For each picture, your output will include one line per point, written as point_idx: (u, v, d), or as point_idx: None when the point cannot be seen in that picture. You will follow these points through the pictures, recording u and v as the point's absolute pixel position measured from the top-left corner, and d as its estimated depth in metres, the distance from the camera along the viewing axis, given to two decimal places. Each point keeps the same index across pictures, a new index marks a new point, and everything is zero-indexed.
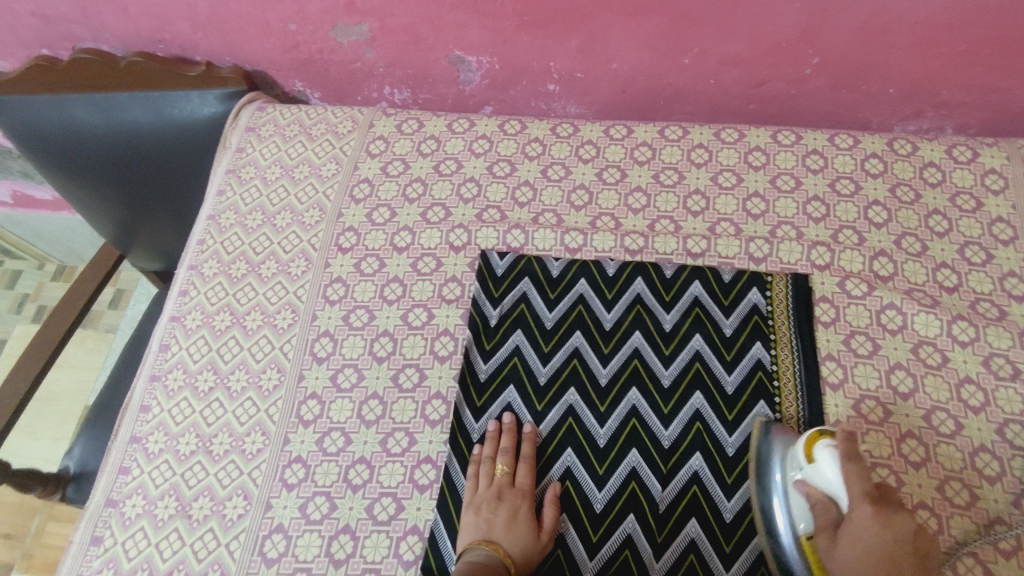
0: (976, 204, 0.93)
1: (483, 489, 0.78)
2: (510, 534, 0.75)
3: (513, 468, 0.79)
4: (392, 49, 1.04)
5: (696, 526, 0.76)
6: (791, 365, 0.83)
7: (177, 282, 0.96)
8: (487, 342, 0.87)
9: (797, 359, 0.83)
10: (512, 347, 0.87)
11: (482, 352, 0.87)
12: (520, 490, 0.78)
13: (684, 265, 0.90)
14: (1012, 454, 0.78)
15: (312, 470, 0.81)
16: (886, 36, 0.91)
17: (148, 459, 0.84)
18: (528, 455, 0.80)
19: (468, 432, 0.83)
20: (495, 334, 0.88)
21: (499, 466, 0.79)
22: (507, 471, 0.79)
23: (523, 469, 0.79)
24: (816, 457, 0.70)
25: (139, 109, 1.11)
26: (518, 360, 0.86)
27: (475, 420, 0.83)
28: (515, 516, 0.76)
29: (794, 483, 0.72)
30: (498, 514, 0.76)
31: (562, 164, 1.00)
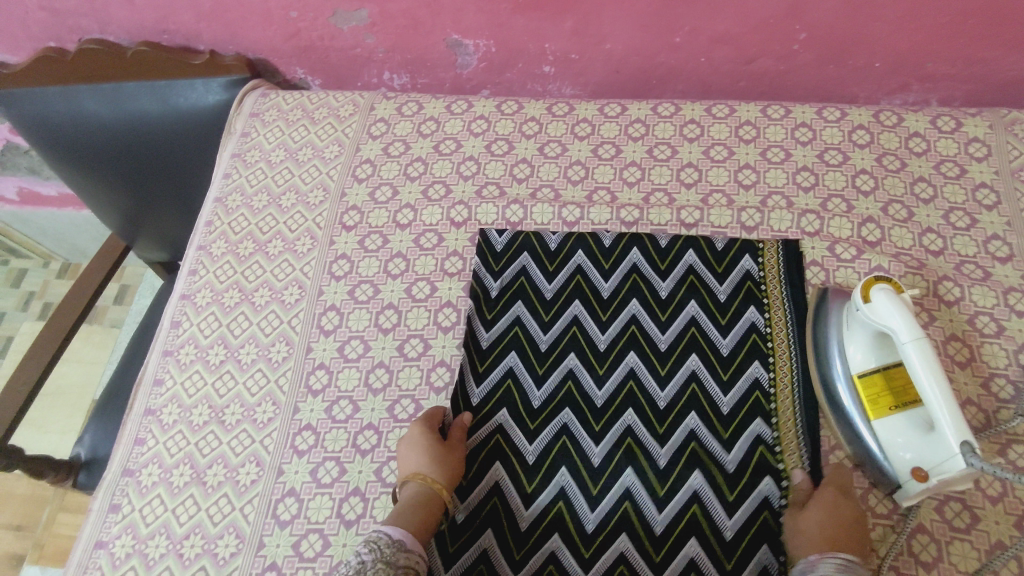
0: (959, 172, 0.96)
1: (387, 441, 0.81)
2: (413, 451, 0.78)
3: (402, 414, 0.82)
4: (391, 35, 1.07)
5: (698, 478, 0.79)
6: (783, 324, 0.87)
7: (186, 262, 0.99)
8: (488, 311, 0.90)
9: (790, 326, 0.86)
10: (513, 317, 0.90)
11: (484, 321, 0.90)
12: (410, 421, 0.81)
13: (678, 235, 0.93)
14: (997, 407, 0.81)
15: (321, 437, 0.84)
16: (869, 11, 0.94)
17: (163, 429, 0.87)
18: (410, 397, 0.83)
19: (468, 398, 0.85)
20: (495, 305, 0.91)
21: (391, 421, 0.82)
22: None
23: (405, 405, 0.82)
24: (873, 298, 0.75)
25: (146, 98, 1.15)
26: (519, 329, 0.89)
27: (477, 385, 0.86)
28: (412, 439, 0.79)
29: (856, 327, 0.79)
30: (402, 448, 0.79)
31: (559, 141, 1.03)
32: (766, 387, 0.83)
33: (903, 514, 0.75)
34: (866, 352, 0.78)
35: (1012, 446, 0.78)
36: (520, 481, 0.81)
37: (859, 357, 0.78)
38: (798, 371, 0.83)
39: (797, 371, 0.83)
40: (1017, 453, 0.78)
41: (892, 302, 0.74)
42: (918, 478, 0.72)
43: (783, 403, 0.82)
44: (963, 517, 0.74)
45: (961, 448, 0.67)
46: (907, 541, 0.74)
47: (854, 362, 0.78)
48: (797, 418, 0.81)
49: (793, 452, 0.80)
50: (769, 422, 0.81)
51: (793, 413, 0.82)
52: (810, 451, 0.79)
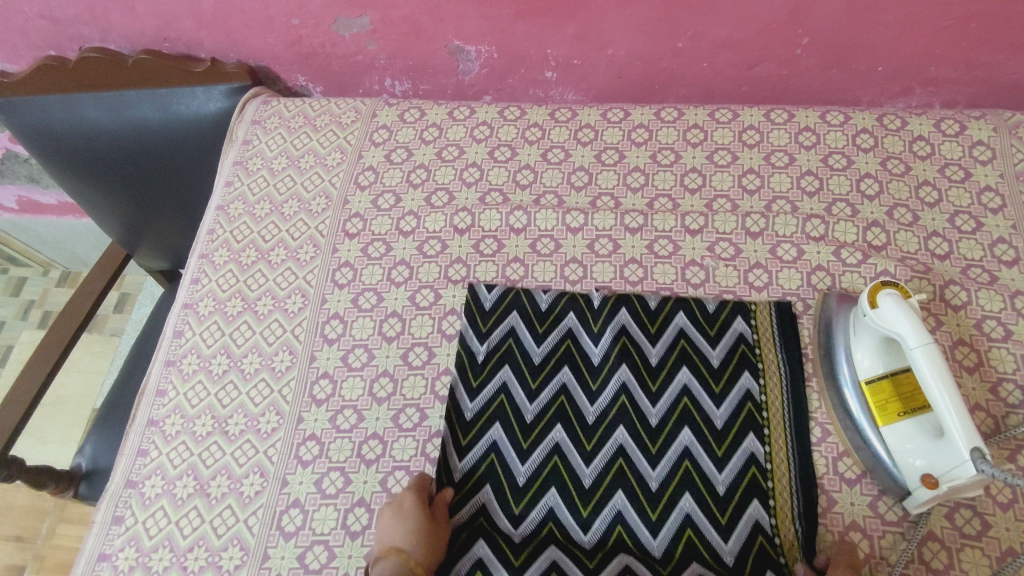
0: (964, 175, 0.96)
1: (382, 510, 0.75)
2: (399, 526, 0.72)
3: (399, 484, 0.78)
4: (392, 41, 1.07)
5: (690, 501, 0.77)
6: (771, 344, 0.85)
7: (189, 271, 0.99)
8: (473, 378, 0.85)
9: (779, 353, 0.85)
10: (498, 384, 0.85)
11: (468, 390, 0.85)
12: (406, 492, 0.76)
13: (668, 297, 0.89)
14: (1006, 412, 0.80)
15: (326, 447, 0.83)
16: (872, 15, 0.94)
17: (166, 441, 0.86)
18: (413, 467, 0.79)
19: (451, 472, 0.80)
20: (481, 370, 0.86)
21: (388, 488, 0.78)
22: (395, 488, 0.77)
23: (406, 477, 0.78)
24: (882, 304, 0.74)
25: (146, 107, 1.15)
26: (505, 398, 0.84)
27: (459, 459, 0.81)
28: (404, 513, 0.73)
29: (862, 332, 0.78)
30: (388, 519, 0.73)
31: (562, 147, 1.02)
32: (757, 398, 0.82)
33: (914, 521, 0.74)
34: (874, 358, 0.77)
35: (1021, 452, 0.78)
36: (507, 555, 0.75)
37: (866, 363, 0.78)
38: (788, 381, 0.83)
39: (787, 382, 0.83)
40: None
41: (899, 307, 0.73)
42: (928, 485, 0.71)
43: (775, 416, 0.81)
44: (974, 524, 0.74)
45: (971, 455, 0.67)
46: (918, 548, 0.73)
47: (863, 369, 0.78)
48: (786, 423, 0.81)
49: (782, 463, 0.79)
50: (760, 437, 0.80)
51: (782, 420, 0.81)
52: (799, 456, 0.79)
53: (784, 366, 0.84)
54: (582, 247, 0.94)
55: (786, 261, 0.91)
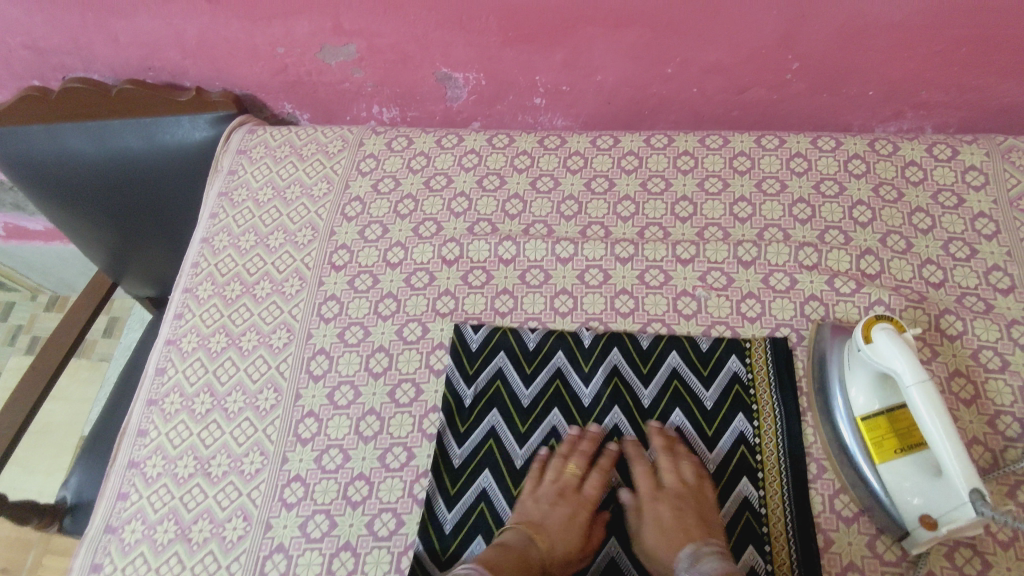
0: (958, 201, 0.94)
1: (548, 482, 0.79)
2: (563, 531, 0.76)
3: (585, 474, 0.80)
4: (379, 69, 1.06)
5: None
6: (766, 383, 0.84)
7: (173, 306, 0.97)
8: (461, 424, 0.83)
9: (774, 394, 0.83)
10: (487, 428, 0.83)
11: (456, 435, 0.83)
12: (583, 500, 0.79)
13: (659, 335, 0.88)
14: (1005, 446, 0.79)
15: (310, 489, 0.81)
16: (863, 40, 0.93)
17: (147, 483, 0.84)
18: (603, 468, 0.81)
19: (440, 523, 0.78)
20: (469, 415, 0.84)
21: (572, 467, 0.80)
22: (579, 475, 0.80)
23: (593, 479, 0.80)
24: (877, 340, 0.73)
25: (130, 136, 1.13)
26: (495, 443, 0.83)
27: (448, 510, 0.79)
28: (570, 521, 0.77)
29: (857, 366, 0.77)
30: (556, 508, 0.77)
31: (551, 176, 1.01)
32: (751, 440, 0.81)
33: (912, 562, 0.73)
34: (868, 395, 0.76)
35: (1021, 488, 0.76)
36: None
37: (861, 400, 0.76)
38: (781, 416, 0.82)
39: (781, 420, 0.82)
40: None
41: (895, 343, 0.71)
42: (926, 526, 0.70)
43: (770, 457, 0.80)
44: (974, 564, 0.72)
45: (971, 497, 0.65)
46: None
47: (859, 405, 0.76)
48: (779, 457, 0.80)
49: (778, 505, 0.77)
50: (754, 480, 0.79)
51: (776, 457, 0.80)
52: (794, 494, 0.78)
53: (777, 399, 0.83)
54: (572, 277, 0.93)
55: (778, 291, 0.89)
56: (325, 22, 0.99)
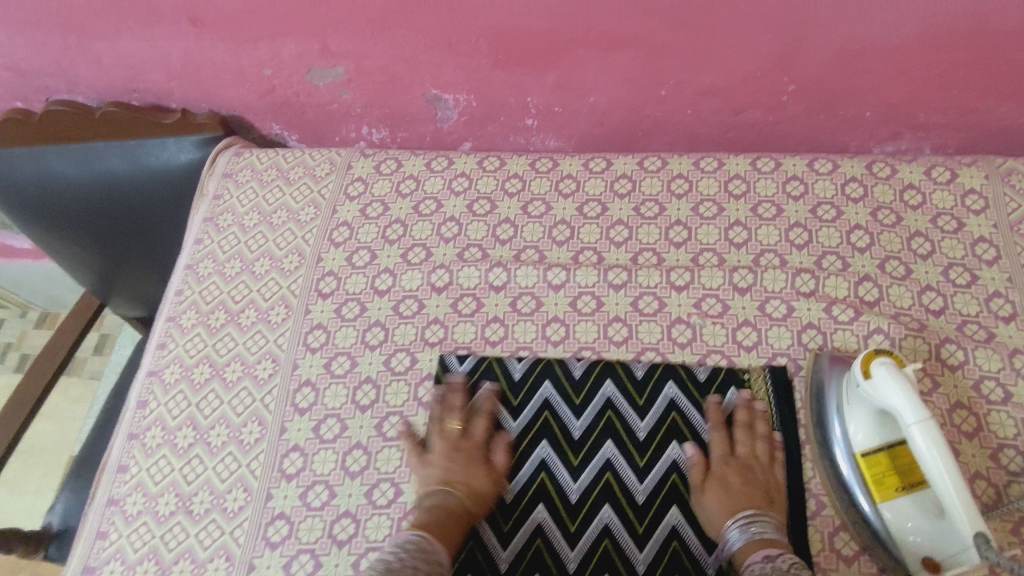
0: (957, 225, 0.93)
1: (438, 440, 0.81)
2: (473, 475, 0.78)
3: (467, 424, 0.83)
4: (368, 90, 1.04)
5: None
6: (767, 416, 0.83)
7: (156, 335, 0.95)
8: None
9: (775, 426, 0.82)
10: None
11: None
12: (475, 444, 0.82)
13: (655, 364, 0.86)
14: (1008, 481, 0.77)
15: (295, 527, 0.79)
16: (860, 62, 0.91)
17: (127, 522, 0.82)
18: (484, 414, 0.84)
19: None
20: None
21: (449, 424, 0.83)
22: (460, 427, 0.83)
23: (476, 425, 0.83)
24: (878, 376, 0.71)
25: (114, 158, 1.10)
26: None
27: None
28: (474, 463, 0.80)
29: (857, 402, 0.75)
30: (455, 459, 0.80)
31: (542, 200, 0.99)
32: None
33: None
34: (868, 432, 0.73)
35: None
36: None
37: (861, 437, 0.74)
38: (779, 449, 0.81)
39: (779, 453, 0.80)
40: None
41: (897, 380, 0.69)
42: (930, 569, 0.68)
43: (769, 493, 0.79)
44: None
45: (976, 542, 0.63)
46: None
47: (858, 442, 0.74)
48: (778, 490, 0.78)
49: None
50: None
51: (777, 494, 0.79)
52: (795, 532, 0.76)
53: (778, 430, 0.82)
54: (564, 305, 0.90)
55: (775, 318, 0.87)
56: (312, 44, 0.97)
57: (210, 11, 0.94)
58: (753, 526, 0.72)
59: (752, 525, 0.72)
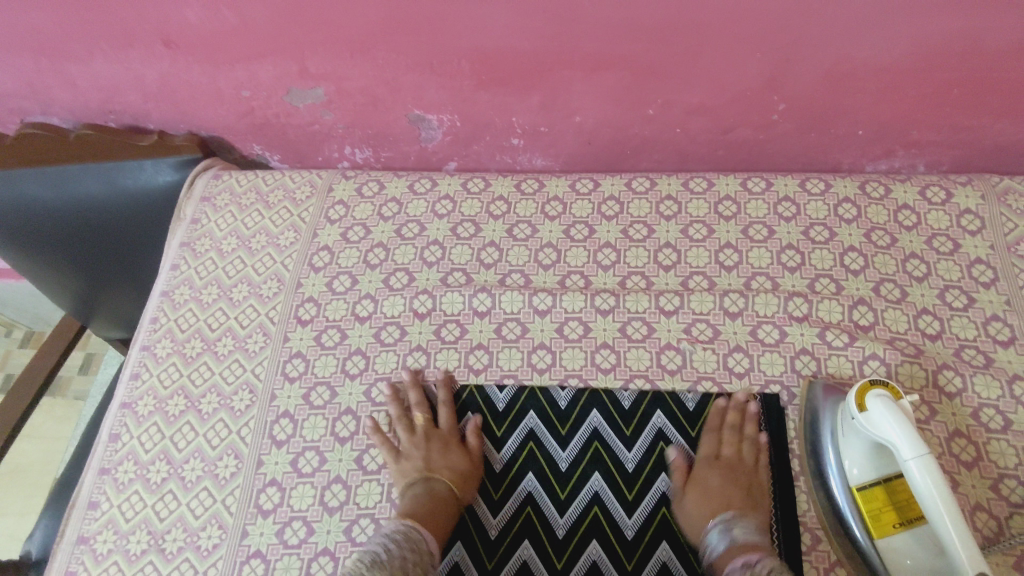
0: (953, 247, 0.90)
1: (421, 431, 0.83)
2: (447, 460, 0.80)
3: (432, 414, 0.84)
4: (350, 112, 1.01)
5: None
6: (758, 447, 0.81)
7: (129, 365, 0.92)
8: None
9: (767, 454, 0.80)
10: None
11: None
12: (445, 431, 0.83)
13: (643, 392, 0.84)
14: (1009, 513, 0.74)
15: (271, 566, 0.76)
16: (850, 82, 0.90)
17: (96, 562, 0.78)
18: (448, 406, 0.85)
19: None
20: None
21: (416, 416, 0.84)
22: (427, 418, 0.84)
23: (442, 413, 0.85)
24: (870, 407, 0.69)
25: (92, 182, 1.06)
26: (468, 511, 0.80)
27: None
28: (445, 450, 0.82)
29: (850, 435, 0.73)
30: (437, 448, 0.81)
31: (528, 222, 0.97)
32: None
33: None
34: (863, 466, 0.71)
35: None
36: None
37: (855, 471, 0.72)
38: (773, 481, 0.78)
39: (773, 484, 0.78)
40: None
41: (891, 411, 0.67)
42: None
43: None
44: None
45: None
46: None
47: (853, 476, 0.72)
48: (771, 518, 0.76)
49: None
50: None
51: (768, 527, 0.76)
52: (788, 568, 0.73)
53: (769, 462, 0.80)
54: (550, 331, 0.88)
55: (767, 344, 0.85)
56: (290, 65, 0.95)
57: (185, 33, 0.92)
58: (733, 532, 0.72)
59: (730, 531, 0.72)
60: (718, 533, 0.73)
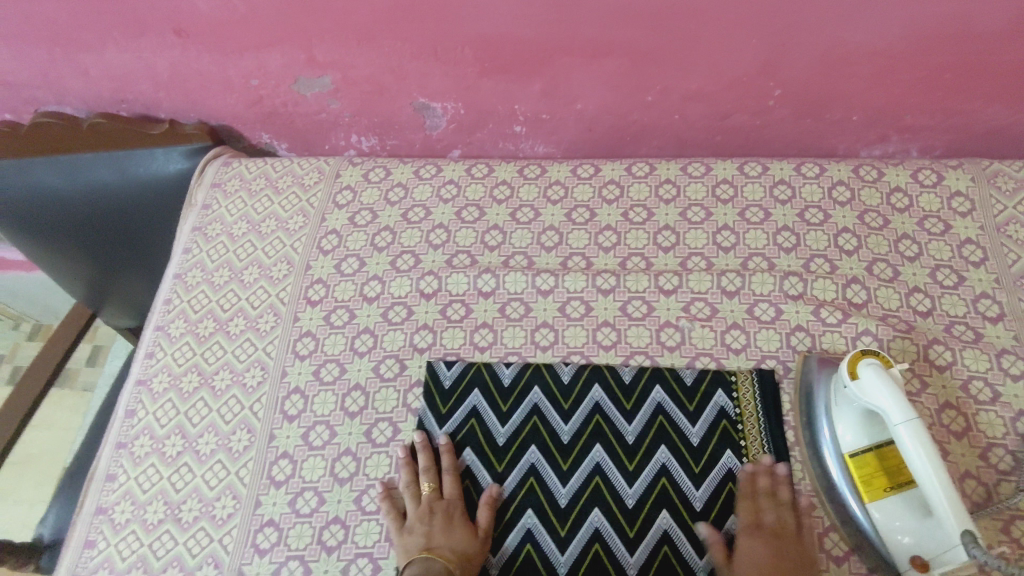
0: (944, 228, 0.93)
1: (410, 509, 0.78)
2: (449, 538, 0.75)
3: (437, 483, 0.80)
4: (356, 100, 1.04)
5: None
6: (755, 419, 0.82)
7: (144, 344, 0.94)
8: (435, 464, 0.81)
9: (763, 426, 0.81)
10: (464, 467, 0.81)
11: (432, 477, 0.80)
12: (451, 501, 0.79)
13: (643, 367, 0.86)
14: (998, 480, 0.77)
15: (284, 534, 0.79)
16: (843, 67, 0.92)
17: (115, 531, 0.81)
18: (450, 469, 0.81)
19: None
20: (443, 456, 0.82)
21: (423, 485, 0.79)
22: (434, 486, 0.79)
23: (448, 481, 0.80)
24: (862, 374, 0.71)
25: (104, 170, 1.09)
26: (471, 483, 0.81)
27: None
28: (450, 524, 0.77)
29: (843, 402, 0.76)
30: (430, 524, 0.76)
31: (531, 206, 0.99)
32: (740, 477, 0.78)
33: None
34: (856, 433, 0.74)
35: (1015, 524, 0.74)
36: None
37: (849, 438, 0.74)
38: (769, 453, 0.80)
39: (770, 457, 0.79)
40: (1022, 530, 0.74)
41: (882, 377, 0.70)
42: (918, 568, 0.68)
43: None
44: None
45: (964, 539, 0.63)
46: None
47: (846, 443, 0.75)
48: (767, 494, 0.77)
49: None
50: None
51: None
52: None
53: (766, 434, 0.81)
54: (553, 310, 0.90)
55: (763, 321, 0.88)
56: (298, 54, 0.97)
57: (196, 22, 0.94)
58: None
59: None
60: None
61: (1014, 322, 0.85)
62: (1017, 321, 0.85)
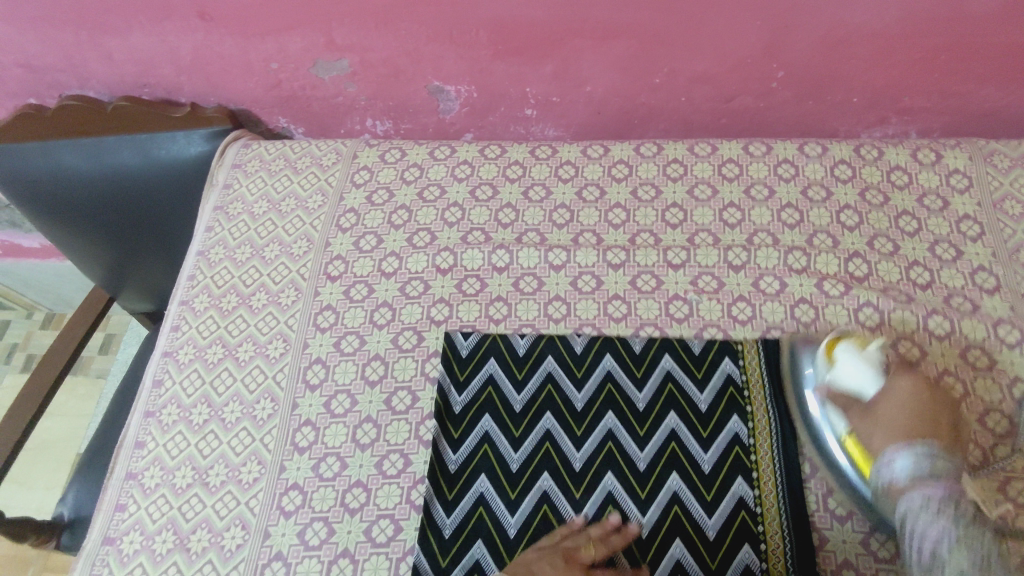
0: (943, 204, 0.96)
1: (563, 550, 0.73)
2: None
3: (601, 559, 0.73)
4: (373, 83, 1.07)
5: (680, 547, 0.76)
6: (760, 386, 0.85)
7: (169, 318, 0.98)
8: (454, 430, 0.84)
9: (767, 393, 0.84)
10: (481, 433, 0.84)
11: (451, 442, 0.84)
12: None
13: (652, 338, 0.89)
14: (993, 442, 0.80)
15: (309, 496, 0.82)
16: (845, 48, 0.95)
17: (144, 495, 0.84)
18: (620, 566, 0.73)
19: (439, 529, 0.78)
20: (461, 422, 0.85)
21: (593, 546, 0.73)
22: (593, 557, 0.73)
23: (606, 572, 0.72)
24: (839, 360, 0.80)
25: (126, 151, 1.13)
26: (488, 447, 0.83)
27: (447, 514, 0.79)
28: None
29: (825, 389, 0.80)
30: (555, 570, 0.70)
31: (543, 185, 1.02)
32: (746, 440, 0.81)
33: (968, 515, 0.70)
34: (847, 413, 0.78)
35: (1011, 483, 0.77)
36: None
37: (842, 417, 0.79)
38: (774, 418, 0.82)
39: (774, 421, 0.82)
40: (1018, 490, 0.76)
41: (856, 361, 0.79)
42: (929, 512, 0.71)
43: (764, 455, 0.80)
44: None
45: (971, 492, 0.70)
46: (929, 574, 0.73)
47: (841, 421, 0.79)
48: (774, 459, 0.80)
49: (773, 507, 0.77)
50: (749, 479, 0.79)
51: (770, 456, 0.80)
52: (789, 494, 0.78)
53: (771, 401, 0.84)
54: (565, 283, 0.94)
55: (769, 294, 0.91)
56: (318, 37, 1.01)
57: (219, 5, 0.97)
58: (929, 467, 0.70)
59: (929, 462, 0.71)
60: (912, 456, 0.72)
61: (1010, 293, 0.89)
62: (1012, 293, 0.89)
